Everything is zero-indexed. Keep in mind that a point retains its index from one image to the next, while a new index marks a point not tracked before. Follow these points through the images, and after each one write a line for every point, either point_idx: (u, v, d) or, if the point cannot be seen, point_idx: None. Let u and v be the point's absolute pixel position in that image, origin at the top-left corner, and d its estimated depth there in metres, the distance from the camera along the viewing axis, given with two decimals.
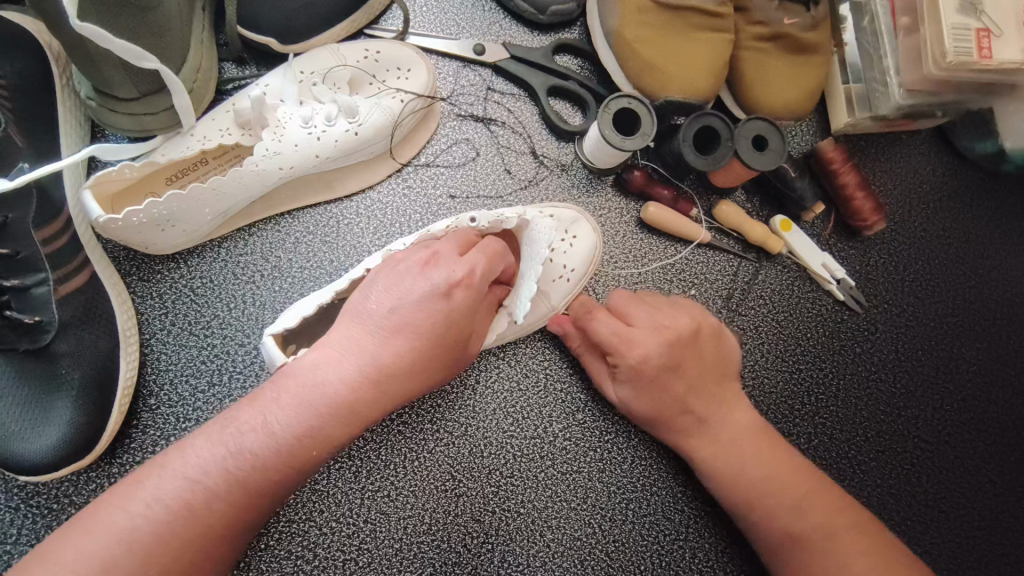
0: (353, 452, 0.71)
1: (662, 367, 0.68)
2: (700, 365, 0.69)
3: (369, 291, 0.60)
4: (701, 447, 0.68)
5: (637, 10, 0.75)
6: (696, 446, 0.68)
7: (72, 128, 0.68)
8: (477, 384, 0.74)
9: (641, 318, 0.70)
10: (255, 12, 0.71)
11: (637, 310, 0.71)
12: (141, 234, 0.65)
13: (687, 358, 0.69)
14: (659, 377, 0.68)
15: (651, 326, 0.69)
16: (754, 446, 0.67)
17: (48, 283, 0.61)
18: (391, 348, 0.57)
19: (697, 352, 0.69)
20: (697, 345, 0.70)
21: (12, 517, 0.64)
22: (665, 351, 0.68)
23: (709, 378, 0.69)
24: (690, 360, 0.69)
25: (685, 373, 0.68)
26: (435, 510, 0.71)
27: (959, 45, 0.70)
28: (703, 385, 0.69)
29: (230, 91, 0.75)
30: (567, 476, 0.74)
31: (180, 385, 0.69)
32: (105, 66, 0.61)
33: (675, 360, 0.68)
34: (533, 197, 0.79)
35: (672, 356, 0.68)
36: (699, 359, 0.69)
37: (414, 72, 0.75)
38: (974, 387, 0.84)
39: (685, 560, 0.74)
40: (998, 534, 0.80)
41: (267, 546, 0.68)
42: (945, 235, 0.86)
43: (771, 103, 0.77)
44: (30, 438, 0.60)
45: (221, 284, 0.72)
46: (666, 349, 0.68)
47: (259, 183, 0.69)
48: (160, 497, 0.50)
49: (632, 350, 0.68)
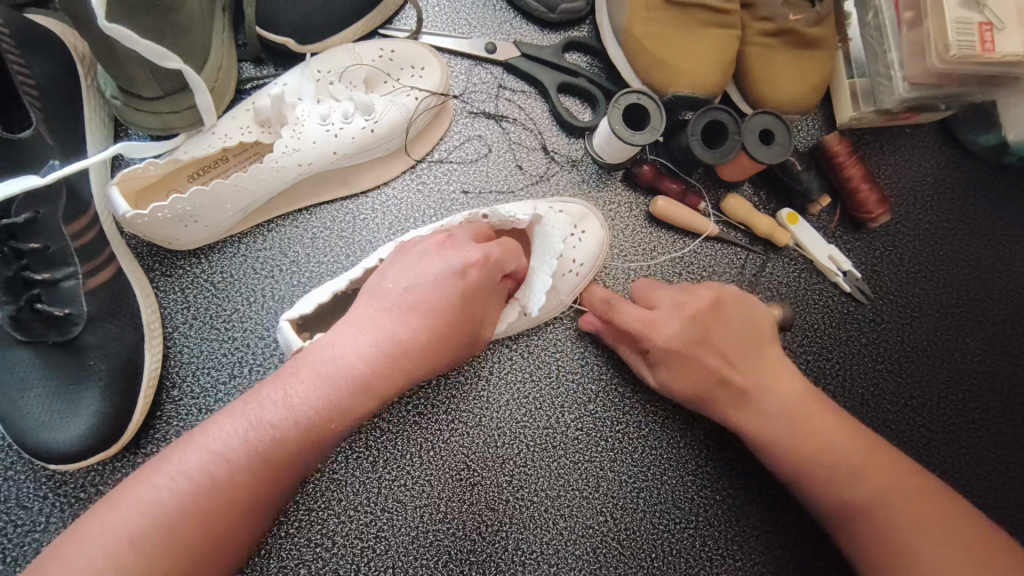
0: (370, 441, 0.73)
1: (687, 344, 0.68)
2: (727, 333, 0.69)
3: (385, 272, 0.62)
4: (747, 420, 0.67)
5: (645, 7, 0.77)
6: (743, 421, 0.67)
7: (97, 126, 0.70)
8: (491, 376, 0.76)
9: (663, 300, 0.71)
10: (273, 13, 0.73)
11: (661, 295, 0.71)
12: (165, 230, 0.66)
13: (717, 328, 0.68)
14: (688, 355, 0.68)
15: (674, 306, 0.70)
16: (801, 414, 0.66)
17: (77, 276, 0.63)
18: (408, 326, 0.58)
19: (721, 321, 0.69)
20: (723, 310, 0.70)
21: (40, 506, 0.66)
22: (691, 327, 0.68)
23: (739, 345, 0.68)
24: (716, 327, 0.68)
25: (713, 346, 0.68)
26: (451, 499, 0.73)
27: (962, 38, 0.71)
28: (737, 349, 0.68)
29: (248, 90, 0.77)
30: (579, 465, 0.75)
31: (202, 377, 0.71)
32: (130, 66, 0.63)
33: (703, 335, 0.68)
34: (545, 192, 0.81)
35: (701, 330, 0.68)
36: (727, 325, 0.69)
37: (427, 70, 0.76)
38: (978, 376, 0.85)
39: (695, 547, 0.75)
40: (1004, 520, 0.81)
41: (287, 534, 0.70)
42: (949, 226, 0.87)
43: (777, 99, 0.79)
44: (59, 428, 0.62)
45: (240, 278, 0.74)
46: (690, 326, 0.68)
47: (278, 179, 0.70)
48: (185, 470, 0.52)
49: (659, 334, 0.68)
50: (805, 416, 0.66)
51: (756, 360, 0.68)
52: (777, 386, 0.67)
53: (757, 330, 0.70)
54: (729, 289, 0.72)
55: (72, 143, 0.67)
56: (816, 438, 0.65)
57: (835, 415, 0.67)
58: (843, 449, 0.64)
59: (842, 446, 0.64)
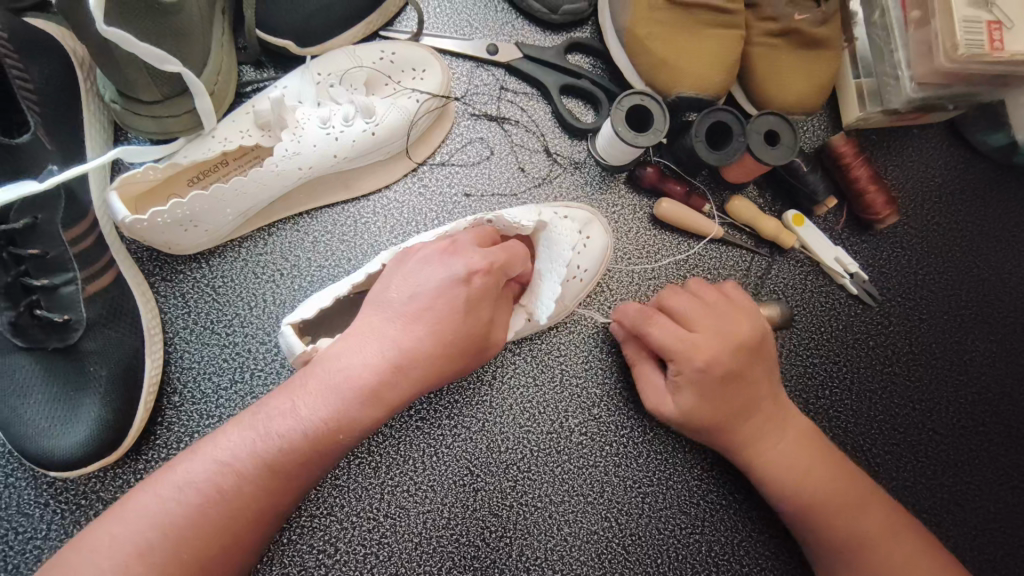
0: (372, 447, 0.72)
1: (728, 371, 0.65)
2: (759, 375, 0.67)
3: (389, 280, 0.62)
4: (762, 454, 0.67)
5: (648, 8, 0.76)
6: (760, 452, 0.67)
7: (97, 131, 0.70)
8: (495, 380, 0.75)
9: (701, 320, 0.68)
10: (273, 16, 0.72)
11: (696, 313, 0.68)
12: (165, 235, 0.66)
13: (749, 365, 0.67)
14: (724, 383, 0.65)
15: (714, 331, 0.67)
16: (813, 464, 0.66)
17: (76, 282, 0.62)
18: (410, 334, 0.57)
19: (757, 361, 0.68)
20: (760, 351, 0.68)
21: (41, 513, 0.66)
22: (731, 355, 0.66)
23: (765, 385, 0.68)
24: (751, 363, 0.67)
25: (748, 380, 0.66)
26: (454, 504, 0.72)
27: (970, 36, 0.70)
28: (762, 389, 0.67)
29: (248, 93, 0.77)
30: (583, 470, 0.74)
31: (203, 383, 0.70)
32: (130, 70, 0.62)
33: (741, 365, 0.66)
34: (547, 194, 0.80)
35: (737, 360, 0.66)
36: (760, 371, 0.68)
37: (429, 73, 0.76)
38: (989, 378, 0.84)
39: (702, 553, 0.74)
40: (1014, 525, 0.80)
41: (288, 541, 0.69)
42: (958, 228, 0.86)
43: (783, 100, 0.78)
44: (59, 435, 0.62)
45: (241, 282, 0.73)
46: (732, 356, 0.66)
47: (280, 183, 0.70)
48: (192, 481, 0.52)
49: (698, 352, 0.65)
50: (816, 460, 0.67)
51: (778, 404, 0.68)
52: (794, 429, 0.68)
53: (775, 378, 0.70)
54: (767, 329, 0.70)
55: (71, 148, 0.66)
56: (816, 491, 0.65)
57: (834, 455, 0.68)
58: (850, 504, 0.65)
59: (844, 495, 0.65)
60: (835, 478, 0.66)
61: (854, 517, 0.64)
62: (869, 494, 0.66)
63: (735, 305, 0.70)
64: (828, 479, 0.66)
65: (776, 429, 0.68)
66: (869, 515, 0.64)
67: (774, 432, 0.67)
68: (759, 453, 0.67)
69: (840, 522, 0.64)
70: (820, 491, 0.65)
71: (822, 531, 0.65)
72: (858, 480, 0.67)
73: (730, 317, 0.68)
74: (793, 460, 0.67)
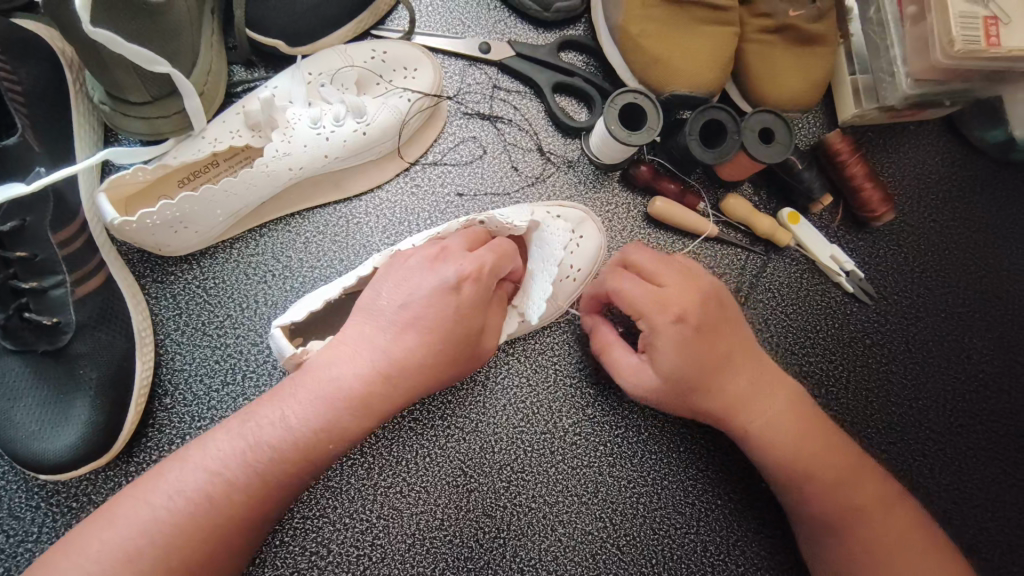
0: (365, 448, 0.72)
1: (703, 321, 0.62)
2: (731, 331, 0.65)
3: (379, 287, 0.61)
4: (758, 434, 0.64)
5: (641, 4, 0.75)
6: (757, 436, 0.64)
7: (86, 133, 0.70)
8: (488, 381, 0.75)
9: (671, 276, 0.64)
10: (263, 15, 0.72)
11: (664, 270, 0.65)
12: (155, 236, 0.66)
13: (721, 316, 0.64)
14: (703, 329, 0.62)
15: (682, 286, 0.64)
16: (812, 442, 0.64)
17: (65, 284, 0.62)
18: (402, 344, 0.57)
19: (726, 316, 0.65)
20: (723, 302, 0.65)
21: (33, 516, 0.66)
22: (702, 308, 0.63)
23: (738, 345, 0.65)
24: (721, 315, 0.64)
25: (722, 334, 0.64)
26: (447, 505, 0.72)
27: (968, 32, 0.69)
28: (740, 346, 0.65)
29: (239, 94, 0.76)
30: (578, 470, 0.74)
31: (195, 385, 0.70)
32: (117, 72, 0.62)
33: (713, 315, 0.63)
34: (540, 194, 0.80)
35: (710, 311, 0.63)
36: (732, 320, 0.65)
37: (420, 71, 0.75)
38: (985, 376, 0.83)
39: (697, 554, 0.74)
40: (1012, 524, 0.80)
41: (281, 542, 0.69)
42: (955, 225, 0.86)
43: (778, 97, 0.77)
44: (50, 437, 0.61)
45: (233, 283, 0.73)
46: (702, 303, 0.63)
47: (270, 184, 0.70)
48: (182, 489, 0.52)
49: (672, 306, 0.62)
50: (803, 422, 0.65)
51: (757, 362, 0.66)
52: (779, 396, 0.65)
53: (744, 336, 0.66)
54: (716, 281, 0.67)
55: (61, 150, 0.66)
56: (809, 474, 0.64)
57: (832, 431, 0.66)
58: (847, 485, 0.64)
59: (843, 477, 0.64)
60: (821, 439, 0.65)
61: (832, 489, 0.64)
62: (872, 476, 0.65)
63: (696, 266, 0.67)
64: (817, 453, 0.64)
65: (763, 396, 0.65)
66: (853, 479, 0.64)
67: (760, 398, 0.64)
68: (748, 420, 0.64)
69: (823, 487, 0.64)
70: (818, 470, 0.64)
71: (804, 497, 0.64)
72: (839, 443, 0.65)
73: (694, 276, 0.65)
74: (785, 428, 0.64)
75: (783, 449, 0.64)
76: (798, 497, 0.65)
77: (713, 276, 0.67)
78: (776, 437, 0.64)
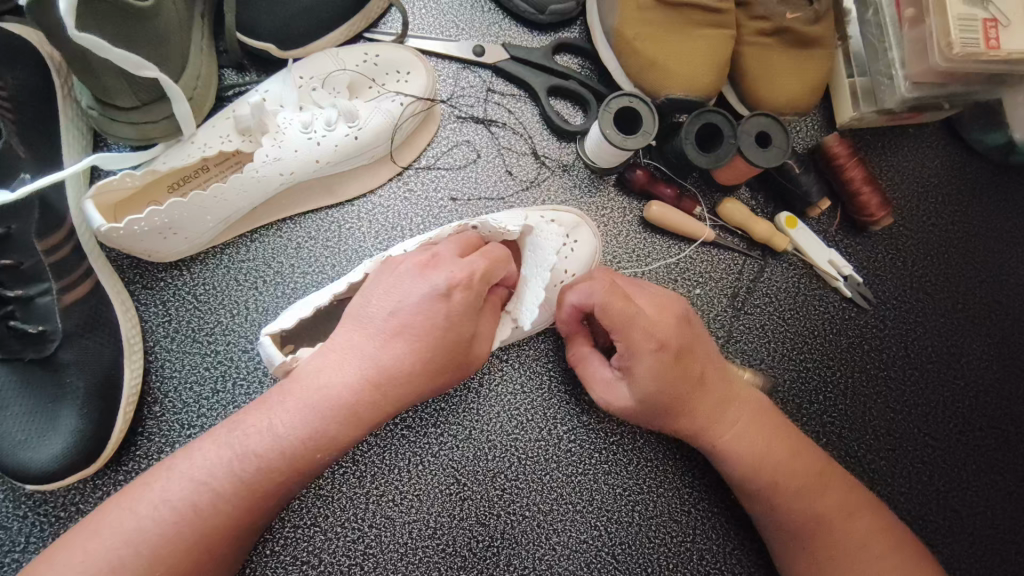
0: (357, 456, 0.71)
1: (680, 344, 0.62)
2: (705, 352, 0.64)
3: (369, 294, 0.60)
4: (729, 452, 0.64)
5: (636, 7, 0.75)
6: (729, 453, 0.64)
7: (74, 137, 0.69)
8: (482, 388, 0.74)
9: (643, 299, 0.65)
10: (254, 18, 0.71)
11: (638, 291, 0.66)
12: (144, 243, 0.65)
13: (693, 335, 0.64)
14: (681, 353, 0.62)
15: (655, 307, 0.64)
16: (785, 457, 0.64)
17: (52, 292, 0.62)
18: (391, 351, 0.57)
19: (697, 337, 0.64)
20: (691, 322, 0.65)
21: (20, 525, 0.65)
22: (677, 331, 0.62)
23: (711, 365, 0.64)
24: (693, 335, 0.64)
25: (697, 355, 0.63)
26: (440, 513, 0.71)
27: (966, 35, 0.68)
28: (713, 367, 0.64)
29: (231, 98, 0.76)
30: (572, 478, 0.73)
31: (185, 392, 0.69)
32: (104, 78, 0.61)
33: (688, 337, 0.63)
34: (535, 198, 0.79)
35: (684, 332, 0.63)
36: (702, 340, 0.65)
37: (413, 75, 0.74)
38: (985, 382, 0.82)
39: (693, 562, 0.73)
40: (1011, 532, 0.79)
41: (272, 551, 0.68)
42: (954, 230, 0.85)
43: (775, 100, 0.77)
44: (36, 446, 0.61)
45: (223, 289, 0.72)
46: (678, 326, 0.63)
47: (260, 190, 0.69)
48: (168, 499, 0.51)
49: (655, 331, 0.61)
50: (772, 438, 0.64)
51: (728, 379, 0.65)
52: (747, 415, 0.65)
53: (713, 355, 0.65)
54: (682, 300, 0.66)
55: (48, 156, 0.65)
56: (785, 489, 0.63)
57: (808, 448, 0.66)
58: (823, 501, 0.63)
59: (820, 493, 0.63)
60: (791, 449, 0.64)
61: (807, 506, 0.63)
62: (848, 491, 0.64)
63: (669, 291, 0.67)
64: (791, 470, 0.63)
65: (731, 411, 0.64)
66: (824, 490, 0.63)
67: (729, 415, 0.64)
68: (719, 435, 0.64)
69: (796, 501, 0.63)
70: (794, 486, 0.63)
71: (774, 508, 0.64)
72: (812, 457, 0.65)
73: (663, 295, 0.66)
74: (750, 442, 0.64)
75: (754, 463, 0.63)
76: (768, 508, 0.64)
77: (679, 294, 0.67)
78: (745, 449, 0.63)
